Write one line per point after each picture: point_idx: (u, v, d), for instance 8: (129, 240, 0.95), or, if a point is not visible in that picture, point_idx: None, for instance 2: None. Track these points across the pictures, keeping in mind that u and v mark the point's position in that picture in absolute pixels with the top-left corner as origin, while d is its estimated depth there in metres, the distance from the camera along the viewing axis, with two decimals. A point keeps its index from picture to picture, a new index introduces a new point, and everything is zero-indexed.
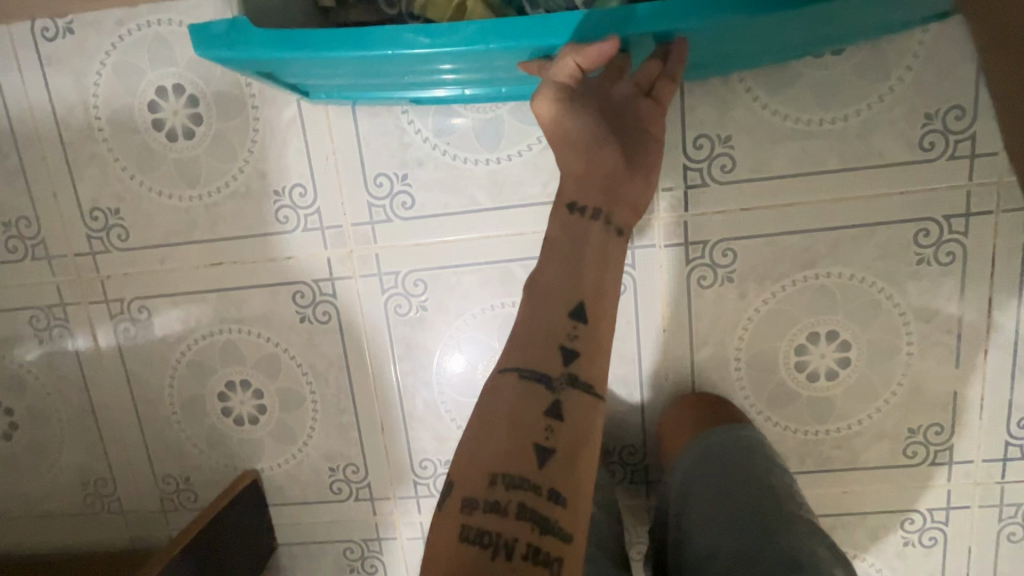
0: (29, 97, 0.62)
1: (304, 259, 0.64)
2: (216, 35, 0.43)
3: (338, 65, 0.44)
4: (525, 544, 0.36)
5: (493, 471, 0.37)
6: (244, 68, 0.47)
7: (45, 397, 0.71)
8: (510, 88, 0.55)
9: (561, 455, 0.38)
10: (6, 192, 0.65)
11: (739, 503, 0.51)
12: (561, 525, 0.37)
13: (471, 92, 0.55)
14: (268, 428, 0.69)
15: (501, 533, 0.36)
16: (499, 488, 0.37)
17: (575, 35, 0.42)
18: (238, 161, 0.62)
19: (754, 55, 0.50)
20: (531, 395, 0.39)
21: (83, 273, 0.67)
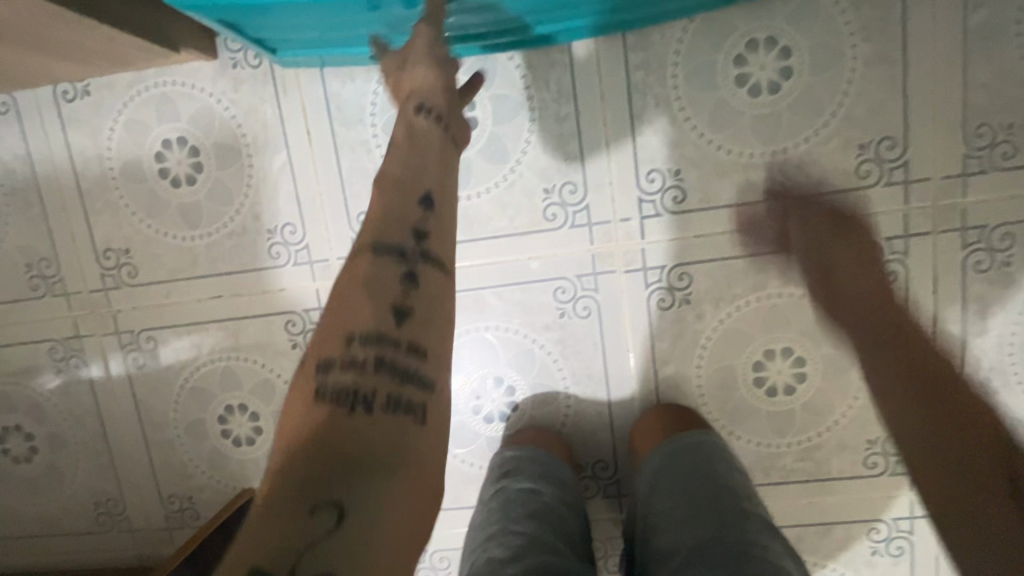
0: (51, 151, 0.70)
1: (296, 290, 0.69)
2: None
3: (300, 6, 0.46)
4: (385, 396, 0.37)
5: (350, 331, 0.38)
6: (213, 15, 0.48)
7: (62, 422, 0.77)
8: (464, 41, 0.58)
9: (420, 315, 0.39)
10: (29, 236, 0.72)
11: (697, 499, 0.53)
12: (419, 374, 0.38)
13: None
14: (264, 448, 0.74)
15: (359, 389, 0.36)
16: (357, 348, 0.37)
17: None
18: (235, 204, 0.68)
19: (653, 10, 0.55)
20: (385, 263, 0.40)
21: (97, 308, 0.73)
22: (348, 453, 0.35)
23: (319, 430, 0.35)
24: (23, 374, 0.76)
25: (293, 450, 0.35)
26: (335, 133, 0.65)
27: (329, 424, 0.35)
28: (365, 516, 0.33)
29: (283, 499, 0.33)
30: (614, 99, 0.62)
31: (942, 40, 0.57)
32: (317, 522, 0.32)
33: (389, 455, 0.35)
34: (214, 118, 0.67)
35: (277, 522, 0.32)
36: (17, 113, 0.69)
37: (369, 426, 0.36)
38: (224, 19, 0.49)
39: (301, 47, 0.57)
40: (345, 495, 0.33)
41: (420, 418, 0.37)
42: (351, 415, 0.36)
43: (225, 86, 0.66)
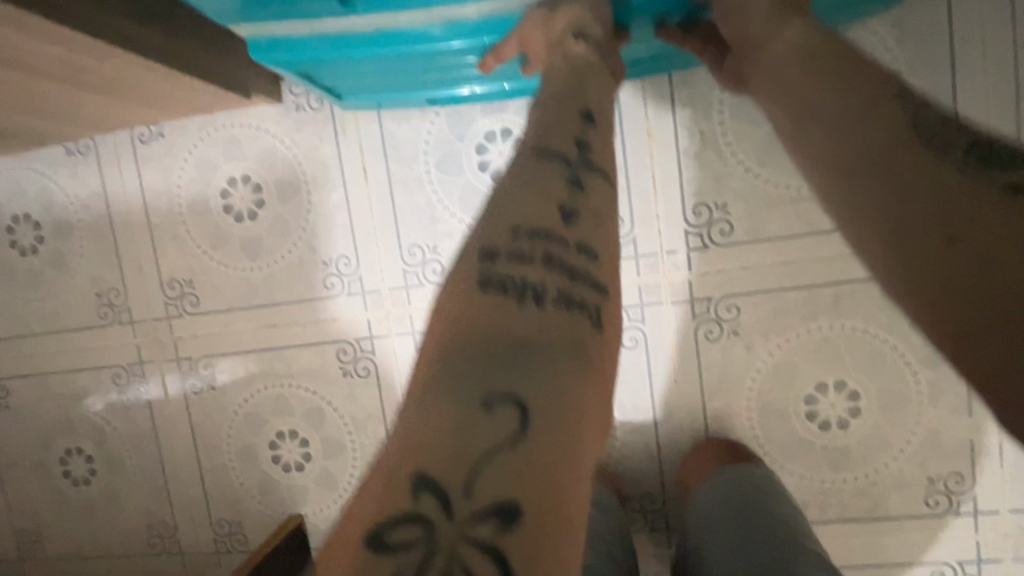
0: (125, 188, 0.75)
1: (347, 320, 0.72)
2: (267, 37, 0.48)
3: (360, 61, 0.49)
4: (555, 291, 0.35)
5: (518, 224, 0.36)
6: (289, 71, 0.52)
7: (120, 445, 0.80)
8: (511, 85, 0.60)
9: (586, 222, 0.38)
10: (101, 267, 0.77)
11: (749, 532, 0.52)
12: (588, 278, 0.36)
13: (479, 89, 0.61)
14: (313, 475, 0.75)
15: (527, 281, 0.34)
16: (522, 242, 0.35)
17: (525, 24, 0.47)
18: (292, 237, 0.71)
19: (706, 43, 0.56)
20: (550, 172, 0.39)
21: (159, 335, 0.77)
22: (522, 346, 0.32)
23: (484, 320, 0.32)
24: (87, 399, 0.80)
25: (461, 337, 0.32)
26: (389, 171, 0.68)
27: (498, 312, 0.33)
28: (546, 415, 0.30)
29: (457, 386, 0.30)
30: (661, 135, 0.63)
31: (991, 76, 0.58)
32: (497, 419, 0.29)
33: (563, 354, 0.33)
34: (276, 157, 0.70)
35: (450, 418, 0.29)
36: (97, 153, 0.75)
37: (541, 321, 0.33)
38: (300, 71, 0.53)
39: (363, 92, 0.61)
40: (526, 392, 0.30)
41: (593, 320, 0.35)
42: (519, 304, 0.33)
43: (288, 128, 0.70)
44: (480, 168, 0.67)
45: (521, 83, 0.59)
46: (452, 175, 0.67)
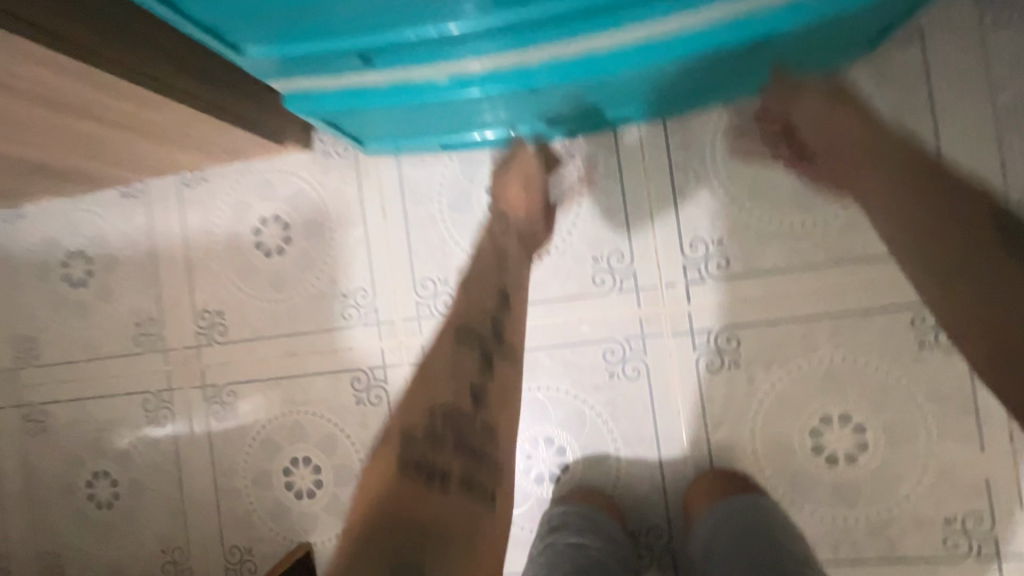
0: (169, 226, 0.82)
1: (363, 349, 0.76)
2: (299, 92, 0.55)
3: (382, 109, 0.55)
4: (459, 475, 0.41)
5: (433, 408, 0.43)
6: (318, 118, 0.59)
7: (144, 469, 0.84)
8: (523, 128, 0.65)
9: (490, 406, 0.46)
10: (142, 299, 0.83)
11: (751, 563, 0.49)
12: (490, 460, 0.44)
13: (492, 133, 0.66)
14: (324, 502, 0.77)
15: (438, 462, 0.41)
16: (438, 418, 0.43)
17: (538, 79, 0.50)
18: (316, 270, 0.77)
19: (709, 88, 0.58)
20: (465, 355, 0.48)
21: (188, 362, 0.82)
22: (427, 524, 0.37)
23: (399, 489, 0.38)
24: (118, 423, 0.85)
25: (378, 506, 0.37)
26: (406, 210, 0.74)
27: (411, 488, 0.38)
28: None
29: (369, 552, 0.34)
30: (658, 174, 0.68)
31: (972, 118, 0.61)
32: None
33: (460, 535, 0.38)
34: (305, 197, 0.77)
35: None
36: (147, 196, 0.83)
37: (444, 502, 0.39)
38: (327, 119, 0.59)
39: (386, 138, 0.67)
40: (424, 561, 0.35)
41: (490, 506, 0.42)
42: (428, 482, 0.39)
43: (316, 172, 0.77)
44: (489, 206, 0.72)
45: (531, 127, 0.65)
46: (463, 213, 0.72)
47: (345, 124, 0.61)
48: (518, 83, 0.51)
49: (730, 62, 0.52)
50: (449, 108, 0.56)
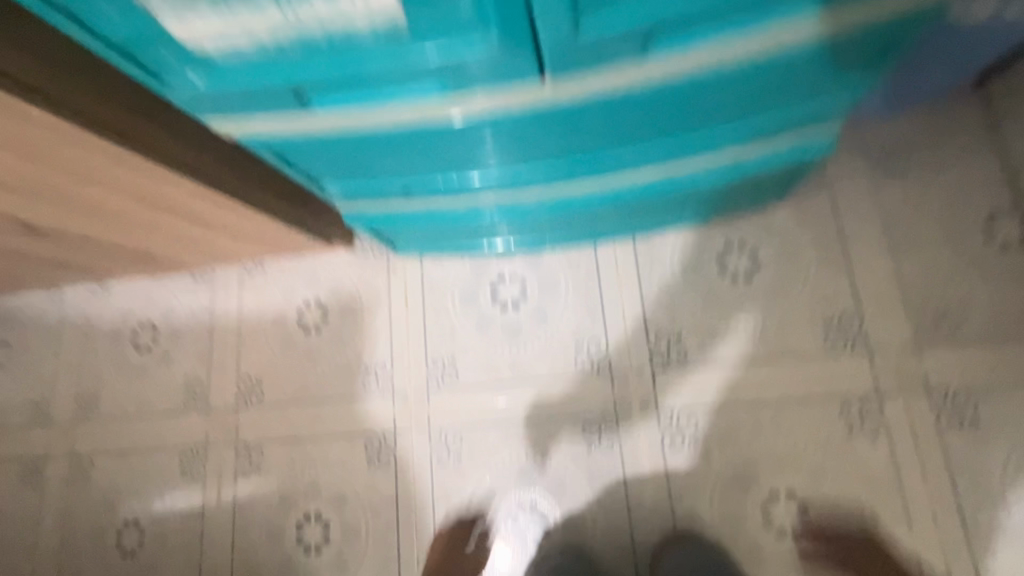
0: (228, 304, 0.99)
1: (378, 416, 0.88)
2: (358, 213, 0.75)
3: (416, 223, 0.74)
4: None
5: None
6: (368, 228, 0.79)
7: (170, 520, 0.93)
8: (522, 242, 0.84)
9: None
10: (195, 365, 0.98)
11: None
12: None
13: (498, 246, 0.85)
14: (329, 559, 0.85)
15: None
16: None
17: (532, 209, 0.70)
18: (346, 346, 0.92)
19: (662, 217, 0.78)
20: None
21: (225, 422, 0.94)
22: None
23: None
24: (155, 475, 0.95)
25: None
26: (425, 300, 0.90)
27: None
28: None
29: None
30: (629, 280, 0.84)
31: (875, 248, 0.78)
32: None
33: None
34: (342, 286, 0.94)
35: None
36: (213, 279, 1.00)
37: None
38: (373, 228, 0.79)
39: (415, 246, 0.86)
40: None
41: None
42: None
43: (353, 266, 0.94)
44: (492, 301, 0.88)
45: (527, 241, 0.83)
46: (471, 305, 0.88)
47: (387, 233, 0.81)
48: (516, 212, 0.70)
49: (673, 198, 0.71)
50: (467, 225, 0.75)
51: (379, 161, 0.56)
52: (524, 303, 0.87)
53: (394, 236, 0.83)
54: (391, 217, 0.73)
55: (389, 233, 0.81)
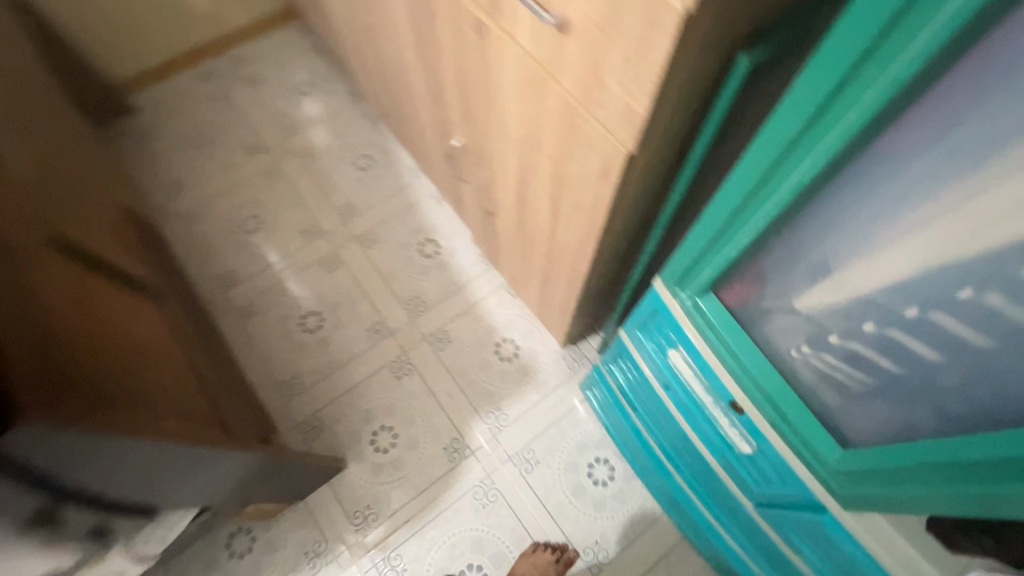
0: (479, 288, 1.40)
1: (475, 434, 1.25)
2: (599, 374, 1.12)
3: (618, 409, 1.11)
4: None
5: None
6: (594, 378, 1.16)
7: (337, 340, 1.35)
8: (638, 470, 1.16)
9: None
10: (432, 292, 1.40)
11: None
12: None
13: (627, 456, 1.18)
14: (375, 460, 1.23)
15: None
16: None
17: (670, 482, 1.03)
18: (503, 383, 1.30)
19: (716, 563, 1.06)
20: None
21: (412, 336, 1.35)
22: None
23: None
24: (355, 312, 1.38)
25: None
26: (561, 418, 1.26)
27: None
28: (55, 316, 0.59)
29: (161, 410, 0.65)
30: (657, 551, 1.15)
31: None
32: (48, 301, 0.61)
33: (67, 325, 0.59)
34: (535, 357, 1.32)
35: None
36: (488, 269, 1.42)
37: None
38: (594, 381, 1.16)
39: (594, 402, 1.22)
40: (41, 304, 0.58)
41: None
42: None
43: (551, 356, 1.32)
44: (589, 464, 1.22)
45: (642, 474, 1.15)
46: (577, 452, 1.23)
47: (594, 385, 1.18)
48: (662, 471, 1.04)
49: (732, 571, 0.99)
50: (634, 440, 1.10)
51: (649, 404, 0.93)
52: (600, 487, 1.20)
53: (594, 390, 1.19)
54: (612, 395, 1.10)
55: (595, 386, 1.18)
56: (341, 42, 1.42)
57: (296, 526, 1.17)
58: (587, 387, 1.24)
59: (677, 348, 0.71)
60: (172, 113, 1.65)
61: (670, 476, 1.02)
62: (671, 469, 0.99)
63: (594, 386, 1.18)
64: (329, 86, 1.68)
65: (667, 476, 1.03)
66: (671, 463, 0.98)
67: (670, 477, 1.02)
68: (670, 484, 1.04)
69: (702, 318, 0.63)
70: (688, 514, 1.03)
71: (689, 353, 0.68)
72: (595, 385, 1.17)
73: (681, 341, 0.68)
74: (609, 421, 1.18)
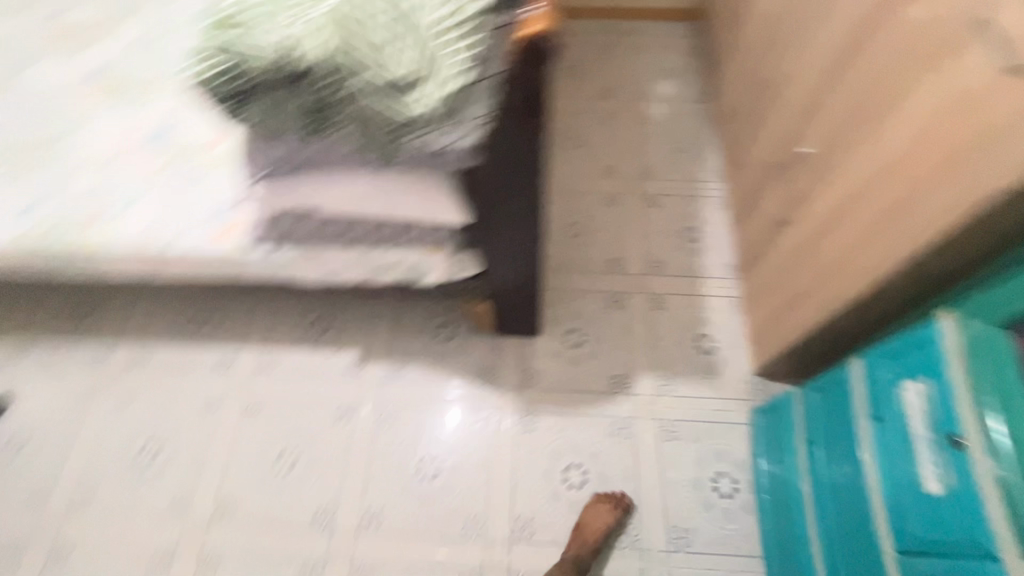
0: (713, 285, 1.52)
1: (643, 382, 1.39)
2: (783, 398, 1.20)
3: (783, 435, 1.18)
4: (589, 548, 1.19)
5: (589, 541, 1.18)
6: (776, 401, 1.24)
7: (584, 249, 1.58)
8: (763, 501, 1.22)
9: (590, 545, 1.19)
10: (674, 263, 1.56)
11: None
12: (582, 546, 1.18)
13: (760, 483, 1.24)
14: (559, 345, 1.44)
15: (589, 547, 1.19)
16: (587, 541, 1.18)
17: (794, 517, 1.08)
18: (688, 364, 1.41)
19: None
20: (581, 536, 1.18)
21: (639, 283, 1.53)
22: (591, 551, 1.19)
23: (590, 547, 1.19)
24: (609, 240, 1.60)
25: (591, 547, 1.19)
26: (718, 422, 1.34)
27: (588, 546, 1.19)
28: None
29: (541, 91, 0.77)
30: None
31: None
32: None
33: None
34: (727, 363, 1.41)
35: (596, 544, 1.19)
36: (729, 277, 1.54)
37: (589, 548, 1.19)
38: (774, 404, 1.24)
39: (759, 423, 1.30)
40: None
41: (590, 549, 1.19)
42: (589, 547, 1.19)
43: (740, 372, 1.40)
44: (718, 471, 1.29)
45: (765, 505, 1.21)
46: (715, 456, 1.31)
47: (770, 409, 1.25)
48: (791, 504, 1.10)
49: None
50: (781, 468, 1.16)
51: (829, 435, 1.00)
52: (716, 494, 1.26)
53: (767, 413, 1.27)
54: (784, 420, 1.18)
55: (770, 410, 1.25)
56: (734, 45, 1.64)
57: (482, 348, 1.45)
58: (760, 409, 1.31)
59: (919, 381, 0.79)
60: (567, 35, 2.03)
61: (797, 512, 1.08)
62: (805, 505, 1.05)
63: (770, 409, 1.25)
64: (689, 77, 1.93)
65: (794, 511, 1.09)
66: (809, 499, 1.04)
67: (795, 513, 1.08)
68: (792, 520, 1.09)
69: (993, 351, 0.73)
70: (791, 555, 1.08)
71: (932, 388, 0.76)
72: (772, 408, 1.25)
73: (932, 375, 0.76)
74: (765, 447, 1.25)
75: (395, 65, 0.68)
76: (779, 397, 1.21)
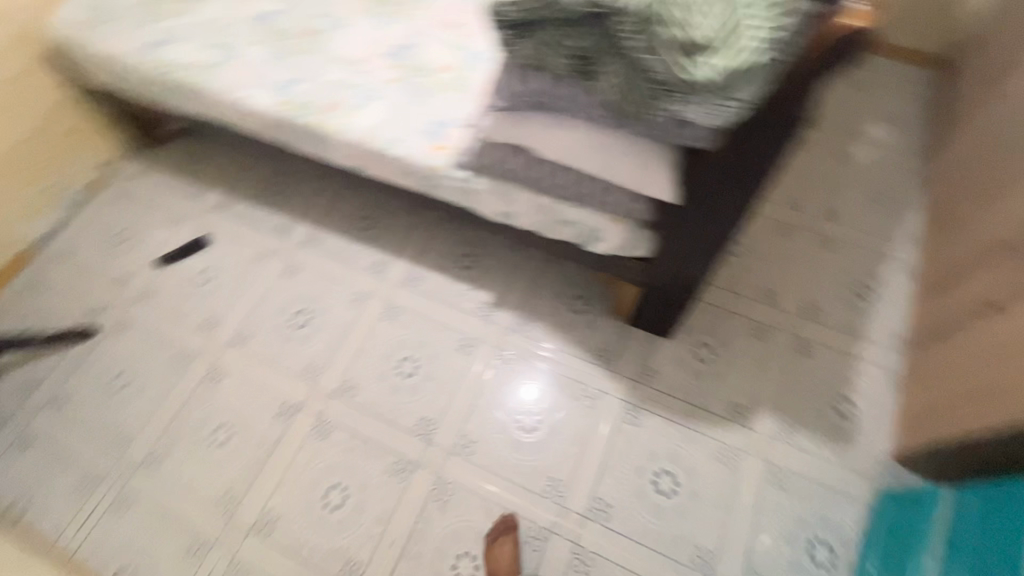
0: (872, 350, 1.40)
1: (764, 420, 1.33)
2: (936, 492, 1.10)
3: (924, 528, 1.08)
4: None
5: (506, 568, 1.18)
6: (923, 491, 1.14)
7: (740, 270, 1.52)
8: None
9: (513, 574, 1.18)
10: (834, 315, 1.45)
11: None
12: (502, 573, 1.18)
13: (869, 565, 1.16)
14: (686, 354, 1.42)
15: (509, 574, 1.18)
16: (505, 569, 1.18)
17: None
18: (818, 420, 1.32)
19: None
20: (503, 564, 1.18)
21: (790, 322, 1.44)
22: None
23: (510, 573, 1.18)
24: (769, 269, 1.52)
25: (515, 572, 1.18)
26: (834, 489, 1.25)
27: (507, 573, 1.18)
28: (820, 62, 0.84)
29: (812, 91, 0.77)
30: None
31: None
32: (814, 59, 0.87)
33: None
34: (863, 434, 1.30)
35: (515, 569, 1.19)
36: (894, 348, 1.40)
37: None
38: (920, 493, 1.14)
39: (889, 505, 1.20)
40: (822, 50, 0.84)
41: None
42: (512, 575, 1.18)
43: (875, 448, 1.28)
44: (819, 537, 1.21)
45: None
46: (820, 521, 1.22)
47: (911, 497, 1.16)
48: None
49: None
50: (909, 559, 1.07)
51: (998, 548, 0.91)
52: (809, 558, 1.19)
53: (905, 500, 1.17)
54: (931, 513, 1.08)
55: (910, 498, 1.16)
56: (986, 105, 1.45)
57: (608, 331, 1.46)
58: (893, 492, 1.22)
59: None
60: None
61: None
62: None
63: (911, 497, 1.16)
64: (911, 130, 1.75)
65: None
66: None
67: None
68: None
69: None
70: None
71: None
72: (914, 497, 1.15)
73: None
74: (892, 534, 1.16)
75: (699, 27, 0.69)
76: (931, 489, 1.11)
